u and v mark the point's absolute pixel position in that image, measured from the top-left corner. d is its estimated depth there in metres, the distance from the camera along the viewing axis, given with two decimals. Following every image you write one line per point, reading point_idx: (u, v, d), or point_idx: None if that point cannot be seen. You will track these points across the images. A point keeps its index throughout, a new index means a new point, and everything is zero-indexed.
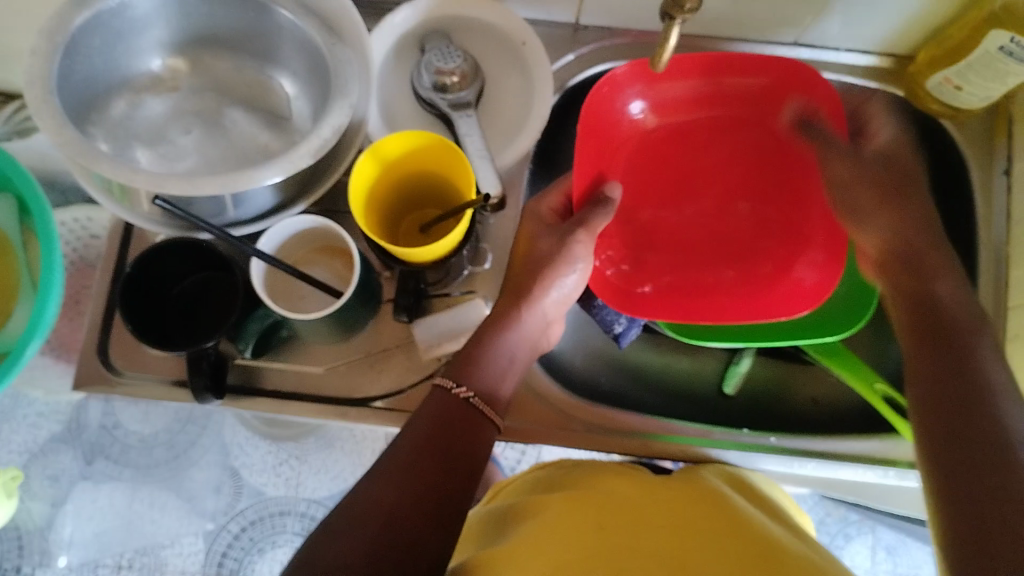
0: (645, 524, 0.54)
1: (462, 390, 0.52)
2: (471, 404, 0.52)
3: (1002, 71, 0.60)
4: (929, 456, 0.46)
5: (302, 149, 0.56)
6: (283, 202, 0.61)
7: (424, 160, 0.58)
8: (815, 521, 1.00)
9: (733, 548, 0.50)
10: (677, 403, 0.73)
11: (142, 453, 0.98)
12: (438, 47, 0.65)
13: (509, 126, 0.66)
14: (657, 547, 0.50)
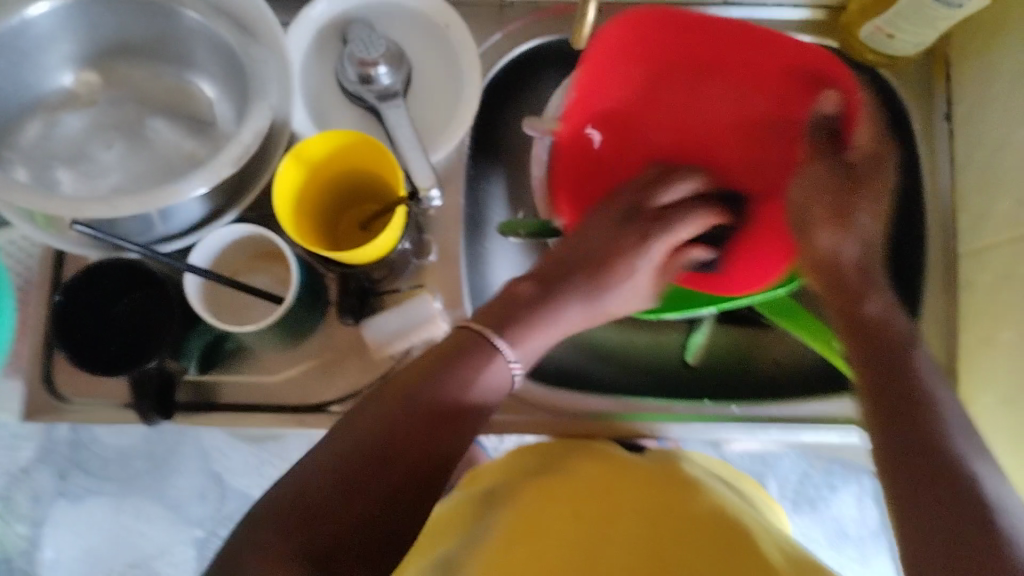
0: (615, 512, 0.50)
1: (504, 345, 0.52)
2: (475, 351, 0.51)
3: (931, 17, 0.61)
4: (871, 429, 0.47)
5: (224, 157, 0.54)
6: (213, 212, 0.59)
7: (352, 160, 0.57)
8: (799, 473, 1.01)
9: (701, 533, 0.48)
10: (645, 378, 0.73)
11: (120, 466, 0.94)
12: (359, 37, 0.63)
13: (441, 113, 0.65)
14: (630, 536, 0.48)
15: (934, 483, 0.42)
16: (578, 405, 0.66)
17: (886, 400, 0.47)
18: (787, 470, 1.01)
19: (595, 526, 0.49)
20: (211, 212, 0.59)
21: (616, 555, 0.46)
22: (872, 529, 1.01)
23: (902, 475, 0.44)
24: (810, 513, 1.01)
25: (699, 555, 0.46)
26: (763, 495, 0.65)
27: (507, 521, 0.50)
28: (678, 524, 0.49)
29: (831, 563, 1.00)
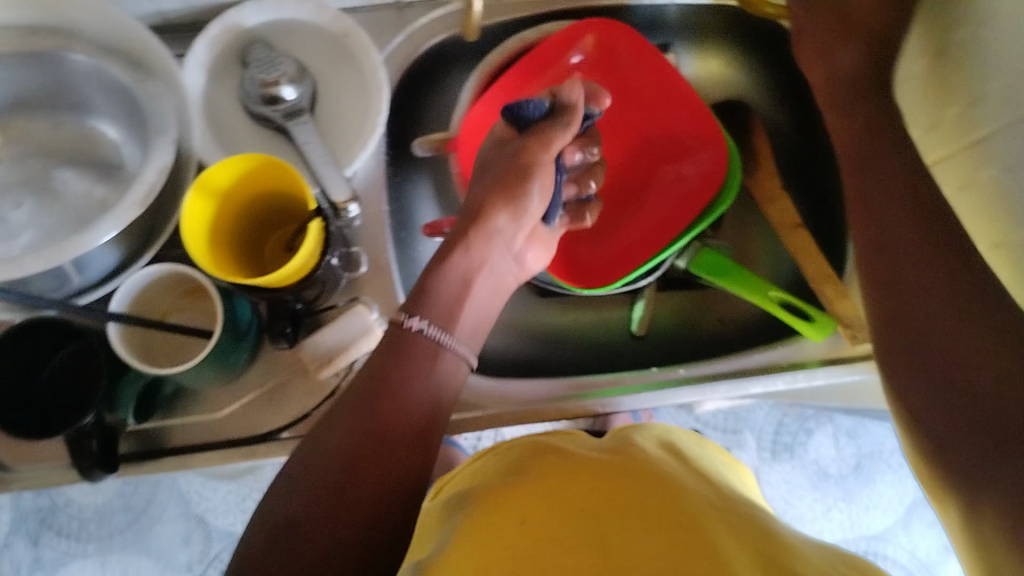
0: (570, 510, 0.49)
1: (412, 322, 0.56)
2: (421, 334, 0.56)
3: None
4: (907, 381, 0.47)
5: (129, 200, 0.54)
6: (129, 256, 0.58)
7: (252, 184, 0.56)
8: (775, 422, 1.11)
9: (662, 531, 0.47)
10: (593, 354, 0.73)
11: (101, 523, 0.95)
12: (259, 58, 0.63)
13: (351, 124, 0.65)
14: (580, 536, 0.46)
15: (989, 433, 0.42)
16: (531, 391, 0.65)
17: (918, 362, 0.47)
18: (760, 422, 1.11)
19: (550, 525, 0.48)
20: (122, 257, 0.58)
21: (562, 557, 0.45)
22: (851, 466, 1.11)
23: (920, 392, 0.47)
24: (790, 459, 1.11)
25: (646, 543, 0.46)
26: (721, 455, 0.67)
27: (468, 523, 0.49)
28: (638, 523, 0.48)
29: (817, 505, 1.09)
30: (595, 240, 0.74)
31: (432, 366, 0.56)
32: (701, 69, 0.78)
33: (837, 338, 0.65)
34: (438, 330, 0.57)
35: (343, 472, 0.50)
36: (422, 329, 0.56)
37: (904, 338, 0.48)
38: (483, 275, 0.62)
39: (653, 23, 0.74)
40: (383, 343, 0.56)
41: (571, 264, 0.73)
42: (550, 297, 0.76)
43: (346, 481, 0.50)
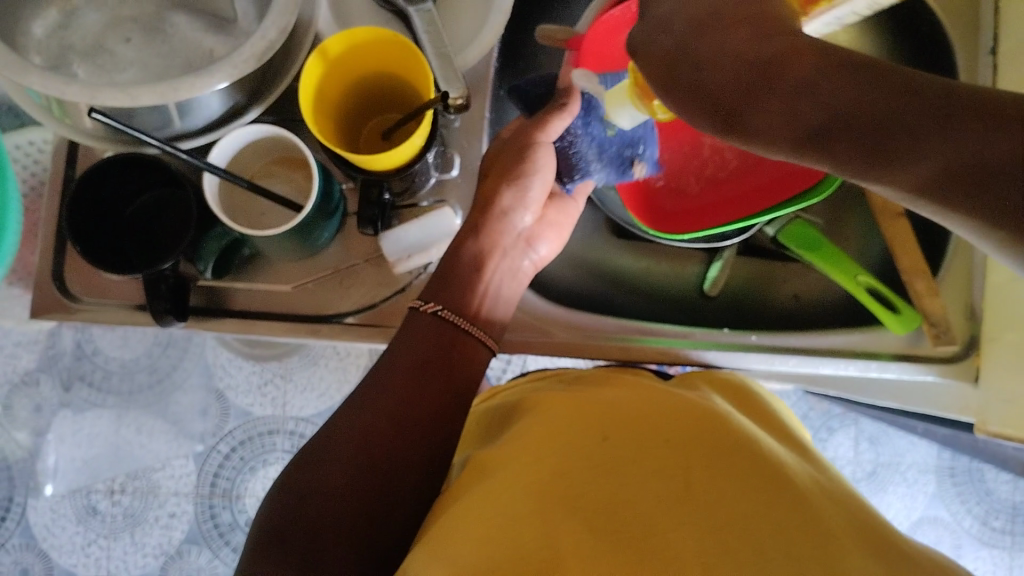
0: (649, 438, 0.51)
1: (430, 306, 0.58)
2: (440, 317, 0.58)
3: None
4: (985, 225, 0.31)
5: (245, 54, 0.52)
6: (233, 111, 0.57)
7: (397, 68, 0.56)
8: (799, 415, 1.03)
9: (741, 469, 0.48)
10: (665, 309, 0.73)
11: (129, 426, 0.98)
12: None
13: (467, 25, 0.63)
14: (662, 465, 0.48)
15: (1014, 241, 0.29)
16: (599, 327, 0.66)
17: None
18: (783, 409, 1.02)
19: (620, 448, 0.50)
20: (226, 111, 0.57)
21: (643, 488, 0.47)
22: (866, 472, 1.02)
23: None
24: None
25: (721, 479, 0.47)
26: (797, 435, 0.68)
27: (532, 432, 0.53)
28: (711, 451, 0.49)
29: None
30: (673, 193, 0.72)
31: (468, 341, 0.58)
32: None
33: (917, 334, 0.64)
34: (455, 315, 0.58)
35: (378, 423, 0.53)
36: (439, 313, 0.58)
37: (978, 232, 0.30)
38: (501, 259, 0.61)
39: None
40: (409, 326, 0.58)
41: (655, 212, 0.71)
42: (597, 244, 0.75)
43: (386, 438, 0.52)
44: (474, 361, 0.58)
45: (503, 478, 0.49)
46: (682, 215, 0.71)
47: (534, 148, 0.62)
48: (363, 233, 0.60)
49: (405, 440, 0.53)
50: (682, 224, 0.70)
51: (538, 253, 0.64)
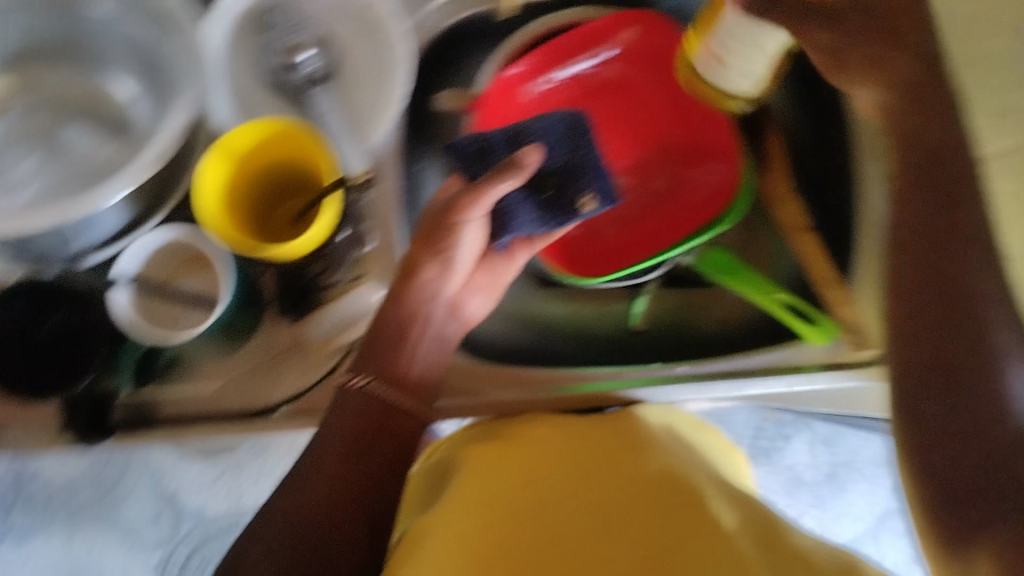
0: (570, 474, 0.53)
1: (357, 381, 0.60)
2: (365, 391, 0.60)
3: None
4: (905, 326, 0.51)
5: (143, 160, 0.52)
6: (136, 219, 0.57)
7: (299, 152, 0.56)
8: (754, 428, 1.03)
9: (648, 507, 0.50)
10: (597, 350, 0.74)
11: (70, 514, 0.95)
12: (282, 24, 0.60)
13: (367, 102, 0.62)
14: (581, 510, 0.50)
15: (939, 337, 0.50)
16: (534, 378, 0.65)
17: (944, 349, 0.50)
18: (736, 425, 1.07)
19: (546, 495, 0.52)
20: (130, 218, 0.57)
21: (563, 526, 0.49)
22: (827, 474, 1.07)
23: (919, 350, 0.51)
24: (768, 464, 1.06)
25: (640, 521, 0.49)
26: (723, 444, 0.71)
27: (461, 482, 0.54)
28: (627, 496, 0.51)
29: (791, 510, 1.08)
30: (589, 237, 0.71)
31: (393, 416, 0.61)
32: None
33: (837, 344, 0.65)
34: (385, 388, 0.61)
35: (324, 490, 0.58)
36: (364, 389, 0.60)
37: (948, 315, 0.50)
38: (424, 323, 0.63)
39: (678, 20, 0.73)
40: (339, 403, 0.60)
41: (568, 255, 0.70)
42: (529, 291, 0.77)
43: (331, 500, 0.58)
44: (405, 432, 0.62)
45: (434, 529, 0.51)
46: (600, 254, 0.70)
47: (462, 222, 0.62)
48: (288, 315, 0.62)
49: (343, 507, 0.58)
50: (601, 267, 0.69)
51: (467, 312, 0.67)
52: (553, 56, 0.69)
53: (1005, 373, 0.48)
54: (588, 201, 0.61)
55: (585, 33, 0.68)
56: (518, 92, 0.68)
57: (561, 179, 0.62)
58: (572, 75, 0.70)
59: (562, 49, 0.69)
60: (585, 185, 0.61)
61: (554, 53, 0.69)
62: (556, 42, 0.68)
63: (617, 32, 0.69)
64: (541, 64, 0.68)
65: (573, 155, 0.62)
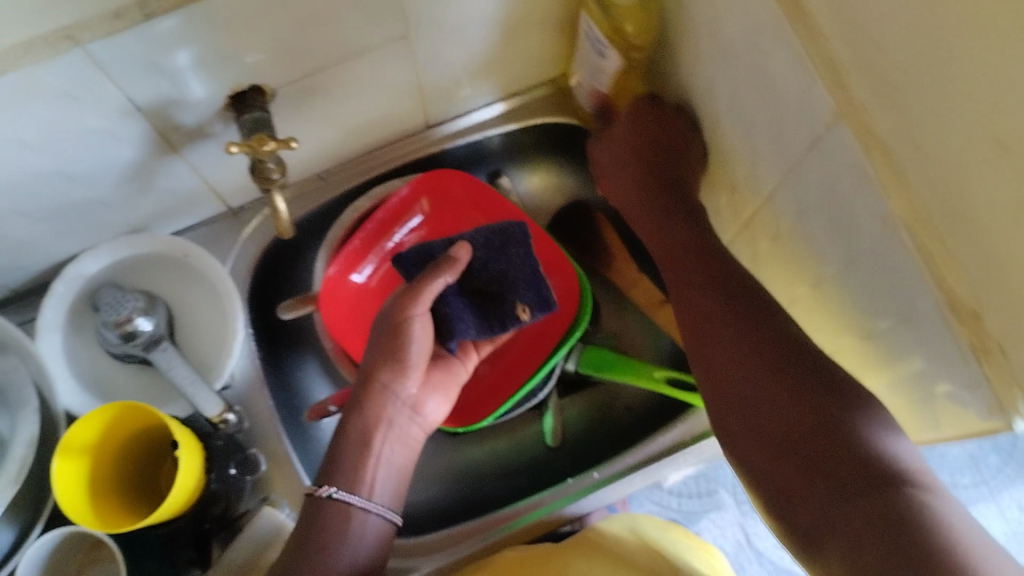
0: None
1: (324, 489, 0.57)
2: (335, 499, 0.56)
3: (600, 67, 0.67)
4: (717, 391, 0.54)
5: (3, 480, 0.54)
6: (23, 533, 0.59)
7: (149, 420, 0.58)
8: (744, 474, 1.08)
9: None
10: (523, 480, 0.74)
11: None
12: (107, 302, 0.63)
13: (213, 339, 0.67)
14: None
15: (742, 390, 0.52)
16: (460, 535, 0.65)
17: (752, 397, 0.52)
18: (731, 476, 1.08)
19: None
20: (17, 533, 0.58)
21: None
22: None
23: (742, 434, 0.52)
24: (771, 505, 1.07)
25: None
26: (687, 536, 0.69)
27: None
28: None
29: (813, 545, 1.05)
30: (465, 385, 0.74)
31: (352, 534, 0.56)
32: (535, 183, 0.81)
33: None
34: (352, 493, 0.57)
35: None
36: (334, 496, 0.57)
37: (738, 363, 0.53)
38: (383, 432, 0.61)
39: (477, 156, 0.78)
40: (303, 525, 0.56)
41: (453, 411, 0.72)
42: (440, 442, 0.75)
43: None
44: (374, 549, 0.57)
45: None
46: (477, 399, 0.73)
47: (409, 322, 0.60)
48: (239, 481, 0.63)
49: None
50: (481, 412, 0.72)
51: (426, 415, 0.64)
52: (370, 240, 0.73)
53: (811, 389, 0.49)
54: (523, 310, 0.62)
55: (394, 209, 0.73)
56: (349, 284, 0.72)
57: (499, 288, 0.63)
58: (395, 245, 0.74)
59: (377, 232, 0.73)
60: (520, 294, 0.62)
61: (370, 239, 0.72)
62: (368, 227, 0.72)
63: (421, 197, 0.74)
64: (362, 250, 0.72)
65: (507, 263, 0.63)
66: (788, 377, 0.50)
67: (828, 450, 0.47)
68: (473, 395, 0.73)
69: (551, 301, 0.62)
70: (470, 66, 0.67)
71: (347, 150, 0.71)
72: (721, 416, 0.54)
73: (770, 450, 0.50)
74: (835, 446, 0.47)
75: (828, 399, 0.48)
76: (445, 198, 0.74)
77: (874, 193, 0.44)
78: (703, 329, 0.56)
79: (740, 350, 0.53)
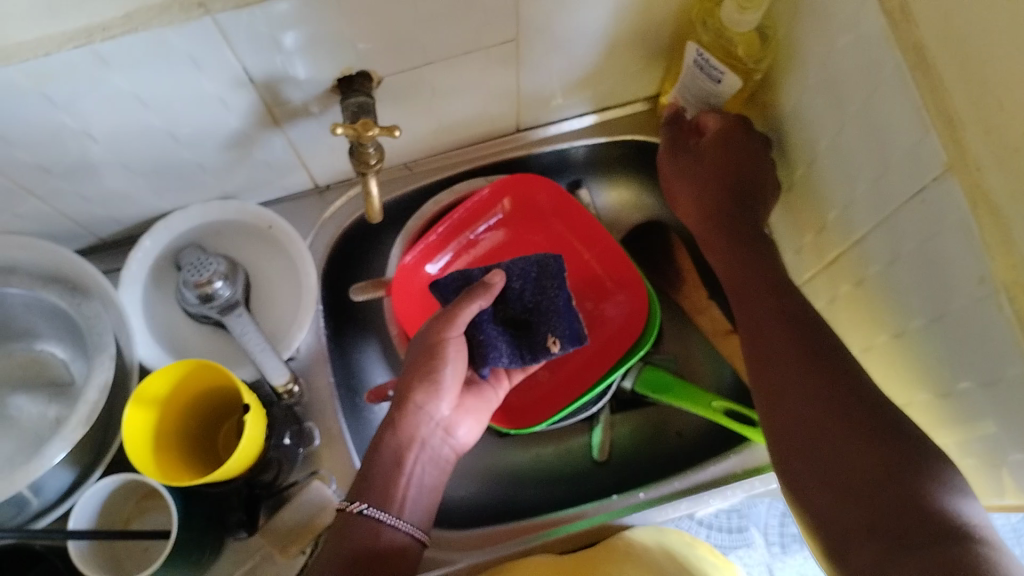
0: None
1: (354, 505, 0.58)
2: (365, 514, 0.57)
3: (705, 91, 0.66)
4: (782, 426, 0.54)
5: (74, 420, 0.56)
6: (83, 473, 0.60)
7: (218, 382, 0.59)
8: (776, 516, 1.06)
9: None
10: (565, 490, 0.75)
11: None
12: (191, 262, 0.65)
13: (285, 310, 0.69)
14: None
15: (809, 431, 0.52)
16: (499, 535, 0.66)
17: (822, 438, 0.51)
18: (765, 516, 1.06)
19: None
20: (78, 472, 0.60)
21: None
22: None
23: (806, 473, 0.51)
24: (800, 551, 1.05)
25: None
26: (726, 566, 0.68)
27: None
28: None
29: None
30: (523, 387, 0.74)
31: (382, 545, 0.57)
32: (613, 197, 0.82)
33: None
34: (382, 511, 0.58)
35: None
36: (365, 512, 0.57)
37: (813, 400, 0.52)
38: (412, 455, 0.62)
39: (561, 164, 0.79)
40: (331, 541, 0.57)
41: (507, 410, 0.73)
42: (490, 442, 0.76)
43: None
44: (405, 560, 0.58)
45: None
46: (533, 404, 0.73)
47: (444, 344, 0.62)
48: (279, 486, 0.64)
49: None
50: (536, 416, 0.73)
51: (458, 438, 0.66)
52: (450, 232, 0.73)
53: (887, 438, 0.49)
54: (555, 342, 0.63)
55: (475, 205, 0.74)
56: (423, 273, 0.73)
57: (533, 319, 0.65)
58: (472, 241, 0.75)
59: (457, 226, 0.74)
60: (553, 325, 0.64)
61: (449, 232, 0.73)
62: (448, 221, 0.73)
63: (501, 197, 0.74)
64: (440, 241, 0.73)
65: (541, 295, 0.65)
66: (863, 424, 0.50)
67: (893, 497, 0.46)
68: (530, 398, 0.74)
69: (582, 336, 0.64)
70: (568, 76, 0.68)
71: (435, 144, 0.72)
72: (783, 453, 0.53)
73: (833, 492, 0.49)
74: (906, 498, 0.46)
75: (895, 444, 0.48)
76: (525, 201, 0.75)
77: (976, 253, 0.43)
78: (776, 363, 0.55)
79: (814, 392, 0.52)
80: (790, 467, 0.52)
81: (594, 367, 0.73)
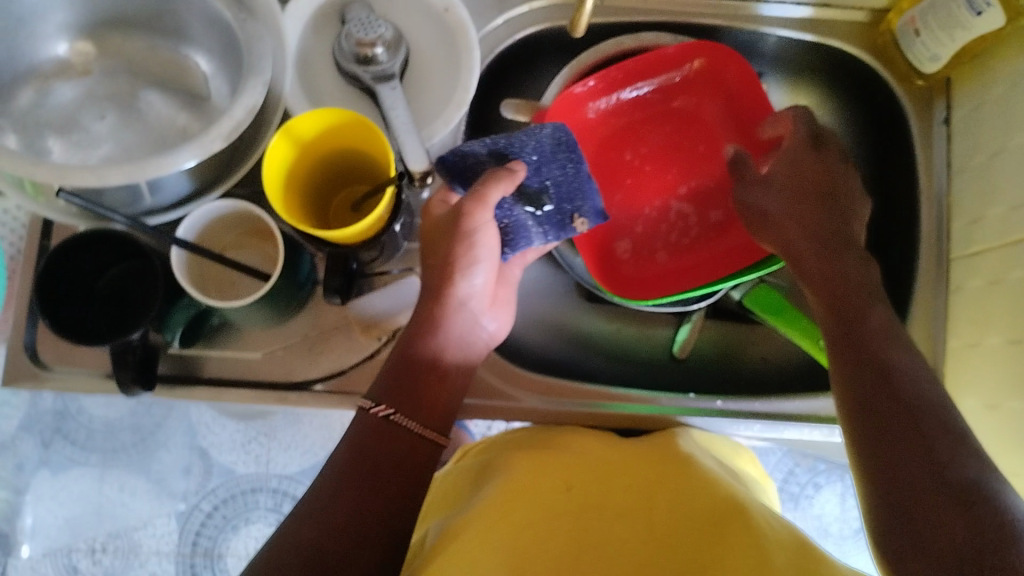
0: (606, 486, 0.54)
1: (380, 409, 0.54)
2: (390, 421, 0.54)
3: (954, 20, 0.61)
4: (849, 386, 0.49)
5: (216, 132, 0.54)
6: (201, 187, 0.60)
7: (359, 144, 0.57)
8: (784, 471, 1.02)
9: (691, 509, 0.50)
10: (635, 370, 0.74)
11: (108, 438, 0.98)
12: (359, 18, 0.62)
13: (435, 100, 0.64)
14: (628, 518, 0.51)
15: (888, 391, 0.48)
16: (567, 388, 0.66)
17: (889, 413, 0.47)
18: None
19: (583, 495, 0.53)
20: (196, 184, 0.59)
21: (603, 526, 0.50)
22: (853, 529, 1.02)
23: (875, 428, 0.47)
24: (793, 510, 1.02)
25: (694, 539, 0.48)
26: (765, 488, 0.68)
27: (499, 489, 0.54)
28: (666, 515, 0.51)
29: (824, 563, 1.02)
30: (636, 258, 0.72)
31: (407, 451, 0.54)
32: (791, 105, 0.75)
33: None
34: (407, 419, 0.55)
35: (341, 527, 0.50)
36: (391, 418, 0.54)
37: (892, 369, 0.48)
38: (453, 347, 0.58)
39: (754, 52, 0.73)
40: (346, 447, 0.54)
41: (612, 275, 0.71)
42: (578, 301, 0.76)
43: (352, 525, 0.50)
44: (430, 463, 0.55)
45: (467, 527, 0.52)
46: (640, 277, 0.71)
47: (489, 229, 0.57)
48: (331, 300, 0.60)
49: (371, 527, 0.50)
50: (640, 292, 0.70)
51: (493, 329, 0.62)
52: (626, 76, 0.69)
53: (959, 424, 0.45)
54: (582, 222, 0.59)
55: (665, 59, 0.68)
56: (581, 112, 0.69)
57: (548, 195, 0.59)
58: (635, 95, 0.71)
59: (636, 72, 0.69)
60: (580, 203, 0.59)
61: (623, 76, 0.69)
62: (626, 63, 0.69)
63: (691, 57, 0.68)
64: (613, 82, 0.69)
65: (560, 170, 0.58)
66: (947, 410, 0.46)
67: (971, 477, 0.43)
68: (638, 272, 0.71)
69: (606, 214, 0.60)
70: None
71: None
72: (848, 411, 0.49)
73: (903, 453, 0.45)
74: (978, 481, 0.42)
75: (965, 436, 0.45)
76: (715, 74, 0.69)
77: None
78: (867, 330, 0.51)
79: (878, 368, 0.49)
80: (860, 418, 0.48)
81: (713, 267, 0.70)
